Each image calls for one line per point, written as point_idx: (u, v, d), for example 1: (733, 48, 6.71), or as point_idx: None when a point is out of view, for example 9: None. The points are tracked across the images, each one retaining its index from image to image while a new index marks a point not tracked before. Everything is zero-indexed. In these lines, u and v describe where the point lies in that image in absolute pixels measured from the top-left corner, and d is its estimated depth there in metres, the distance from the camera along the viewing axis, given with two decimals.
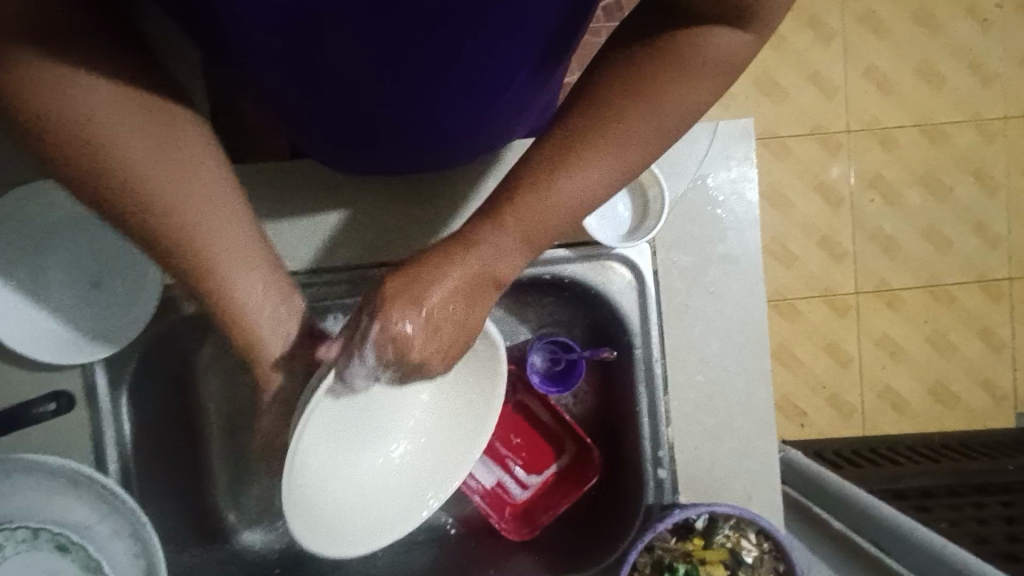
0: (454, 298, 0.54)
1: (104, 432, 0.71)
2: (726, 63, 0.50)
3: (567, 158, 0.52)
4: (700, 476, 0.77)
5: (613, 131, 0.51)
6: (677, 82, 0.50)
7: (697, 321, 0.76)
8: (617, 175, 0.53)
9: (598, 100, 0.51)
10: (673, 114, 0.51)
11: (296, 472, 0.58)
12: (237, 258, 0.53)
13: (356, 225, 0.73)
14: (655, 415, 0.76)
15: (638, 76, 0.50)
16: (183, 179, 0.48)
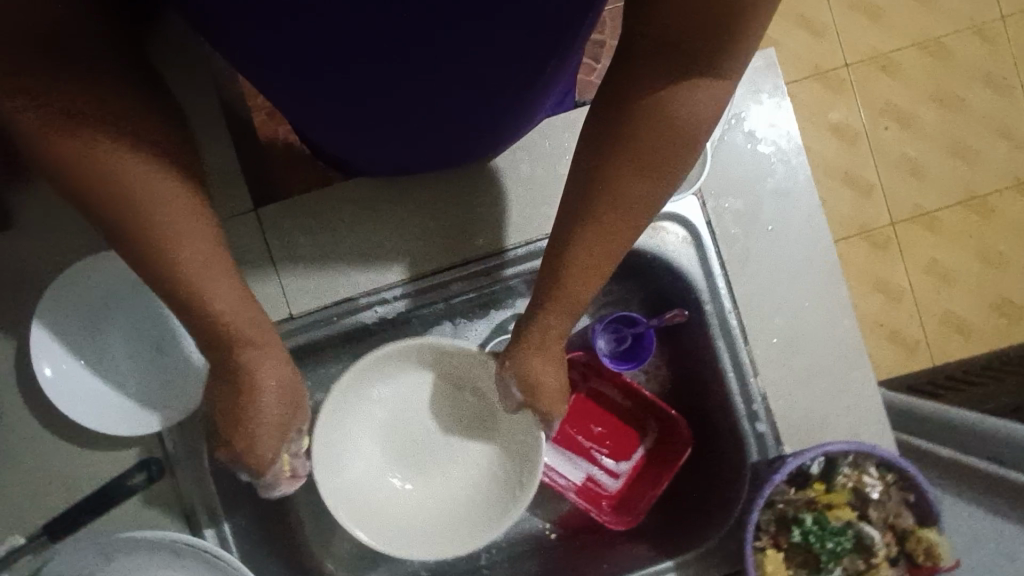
0: (543, 364, 0.63)
1: (192, 498, 0.69)
2: (714, 97, 0.49)
3: (599, 229, 0.53)
4: (801, 422, 0.73)
5: (611, 212, 0.53)
6: (676, 125, 0.49)
7: (762, 262, 0.73)
8: (632, 231, 0.55)
9: (606, 157, 0.51)
10: (662, 175, 0.52)
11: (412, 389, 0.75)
12: (213, 290, 0.51)
13: (399, 237, 0.72)
14: (740, 367, 0.73)
15: (633, 125, 0.50)
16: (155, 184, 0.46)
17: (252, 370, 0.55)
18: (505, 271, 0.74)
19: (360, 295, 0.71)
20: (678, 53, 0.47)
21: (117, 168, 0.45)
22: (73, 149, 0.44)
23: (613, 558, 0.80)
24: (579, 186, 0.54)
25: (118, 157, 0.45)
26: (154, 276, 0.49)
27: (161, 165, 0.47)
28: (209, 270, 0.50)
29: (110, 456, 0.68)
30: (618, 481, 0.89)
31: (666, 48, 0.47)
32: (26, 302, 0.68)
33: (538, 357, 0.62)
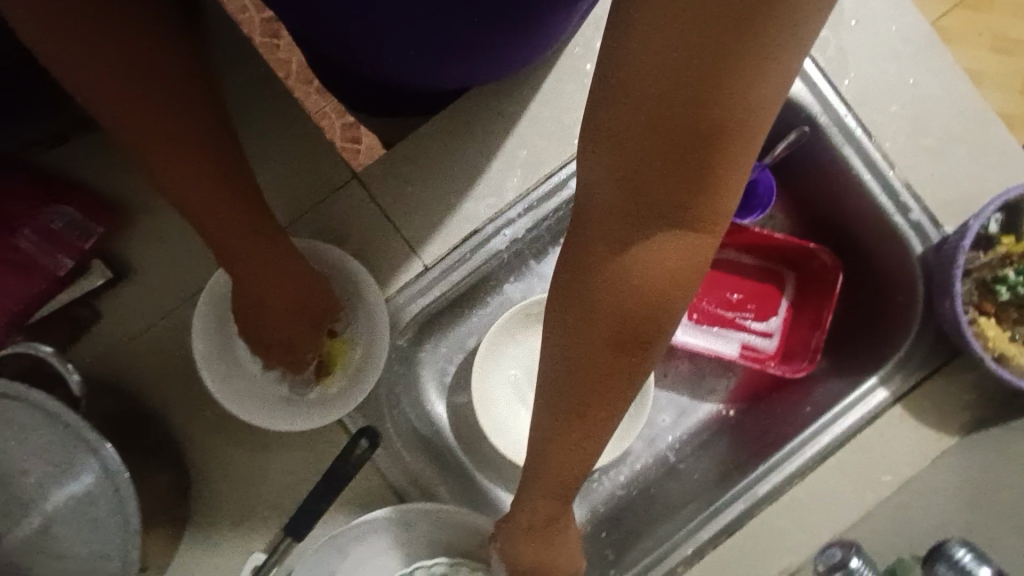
0: (529, 547, 0.55)
1: (397, 475, 0.67)
2: (683, 245, 0.39)
3: (582, 400, 0.45)
4: (953, 196, 0.71)
5: (598, 388, 0.44)
6: (642, 280, 0.40)
7: (862, 56, 0.72)
8: (616, 405, 0.46)
9: (570, 317, 0.43)
10: (648, 341, 0.43)
11: (513, 340, 0.83)
12: (231, 252, 0.56)
13: (505, 153, 0.70)
14: (876, 164, 0.71)
15: (595, 280, 0.41)
16: (188, 184, 0.52)
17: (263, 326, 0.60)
18: None
19: (485, 225, 0.69)
20: (632, 202, 0.37)
21: (174, 169, 0.51)
22: (145, 144, 0.50)
23: (806, 406, 0.79)
24: (547, 345, 0.46)
25: (168, 163, 0.51)
26: (222, 254, 0.56)
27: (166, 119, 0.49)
28: (245, 255, 0.57)
29: (308, 459, 0.65)
30: (774, 340, 0.86)
31: (622, 195, 0.37)
32: (163, 339, 0.64)
33: (524, 544, 0.55)
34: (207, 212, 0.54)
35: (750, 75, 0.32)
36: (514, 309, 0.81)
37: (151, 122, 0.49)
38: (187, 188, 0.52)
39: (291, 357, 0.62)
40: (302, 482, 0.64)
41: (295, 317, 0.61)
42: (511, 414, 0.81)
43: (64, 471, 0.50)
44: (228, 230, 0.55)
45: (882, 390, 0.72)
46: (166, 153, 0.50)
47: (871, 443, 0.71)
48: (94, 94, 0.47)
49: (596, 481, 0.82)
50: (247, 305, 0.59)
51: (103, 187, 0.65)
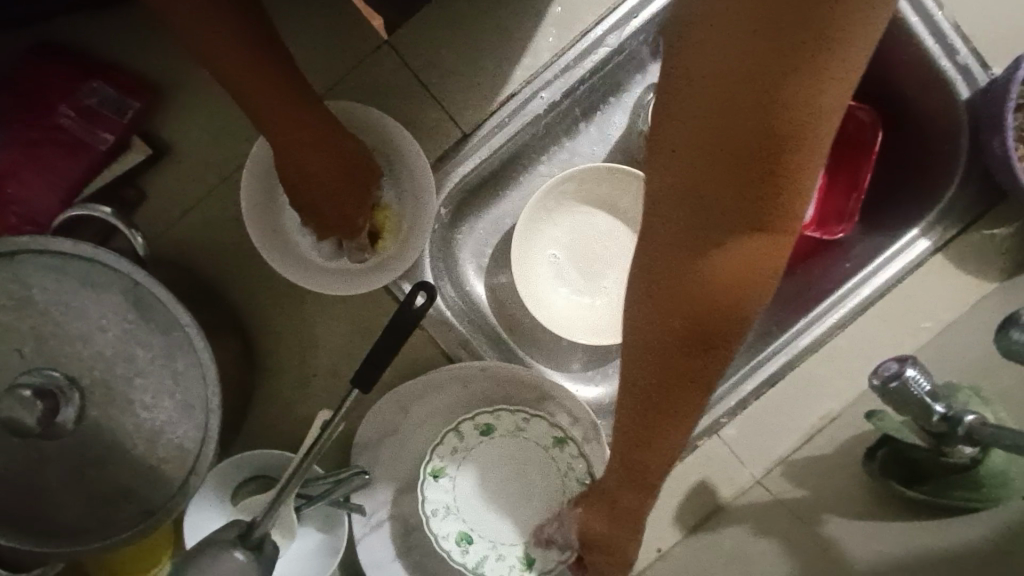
0: (596, 522, 0.54)
1: (447, 342, 0.68)
2: (756, 248, 0.39)
3: (655, 397, 0.44)
4: (1000, 35, 0.70)
5: (673, 385, 0.43)
6: (714, 276, 0.39)
7: None
8: (688, 406, 0.44)
9: (642, 318, 0.42)
10: (722, 345, 0.42)
11: (547, 219, 0.83)
12: (279, 125, 0.56)
13: (538, 11, 0.67)
14: (923, 5, 0.68)
15: (670, 275, 0.40)
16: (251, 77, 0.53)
17: (315, 197, 0.59)
18: (651, 12, 0.69)
19: (522, 88, 0.68)
20: (705, 190, 0.38)
21: (236, 64, 0.52)
22: (210, 50, 0.51)
23: (843, 265, 0.79)
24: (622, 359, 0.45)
25: (230, 57, 0.51)
26: (281, 148, 0.57)
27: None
28: (304, 143, 0.57)
29: (365, 325, 0.67)
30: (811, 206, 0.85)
31: (698, 183, 0.38)
32: (211, 216, 0.65)
33: (599, 523, 0.54)
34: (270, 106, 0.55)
35: (810, 71, 0.35)
36: (548, 186, 0.81)
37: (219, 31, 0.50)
38: (249, 81, 0.53)
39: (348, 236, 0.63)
40: (356, 350, 0.66)
41: (345, 192, 0.60)
42: (550, 292, 0.83)
43: (140, 326, 0.52)
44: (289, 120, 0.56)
45: (923, 241, 0.72)
46: (231, 49, 0.51)
47: (910, 292, 0.72)
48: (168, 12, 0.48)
49: None
50: (306, 194, 0.59)
51: (131, 64, 0.64)
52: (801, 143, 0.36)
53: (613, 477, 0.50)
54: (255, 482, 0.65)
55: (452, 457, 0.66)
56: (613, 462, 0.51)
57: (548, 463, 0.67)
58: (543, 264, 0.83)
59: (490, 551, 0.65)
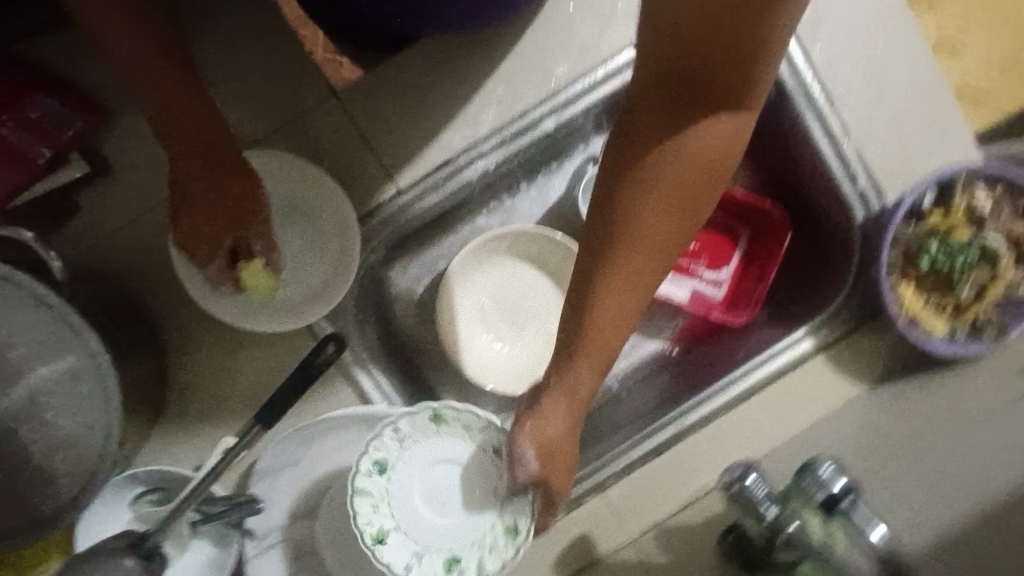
0: (534, 454, 0.60)
1: (360, 382, 0.72)
2: (716, 141, 0.49)
3: (619, 264, 0.53)
4: (900, 166, 0.76)
5: (642, 263, 0.53)
6: (688, 147, 0.50)
7: (832, 24, 0.75)
8: (638, 293, 0.55)
9: (625, 202, 0.52)
10: (688, 224, 0.53)
11: (477, 268, 0.87)
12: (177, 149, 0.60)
13: (483, 87, 0.72)
14: (831, 132, 0.76)
15: (643, 166, 0.50)
16: (162, 103, 0.58)
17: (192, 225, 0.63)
18: (589, 100, 0.74)
19: (459, 154, 0.72)
20: (663, 115, 0.49)
21: (148, 86, 0.58)
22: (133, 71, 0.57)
23: (742, 348, 0.86)
24: (588, 230, 0.55)
25: (144, 86, 0.58)
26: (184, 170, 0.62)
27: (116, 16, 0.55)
28: (201, 171, 0.61)
29: (282, 359, 0.69)
30: (723, 288, 0.92)
31: (653, 110, 0.49)
32: (144, 234, 0.67)
33: (534, 440, 0.60)
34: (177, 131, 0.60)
35: (754, 25, 0.44)
36: (481, 239, 0.85)
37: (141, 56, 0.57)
38: (160, 106, 0.59)
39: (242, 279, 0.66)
40: (269, 381, 0.69)
41: (227, 224, 0.64)
42: (472, 338, 0.87)
43: (47, 348, 0.55)
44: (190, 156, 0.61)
45: (808, 340, 0.79)
46: (150, 75, 0.57)
47: (792, 386, 0.78)
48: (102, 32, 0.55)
49: None
50: (202, 222, 0.63)
51: (84, 84, 0.66)
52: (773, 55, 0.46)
53: (558, 392, 0.59)
54: (152, 495, 0.66)
55: (393, 447, 0.66)
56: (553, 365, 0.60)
57: (489, 467, 0.67)
58: (467, 310, 0.87)
59: (480, 552, 0.65)
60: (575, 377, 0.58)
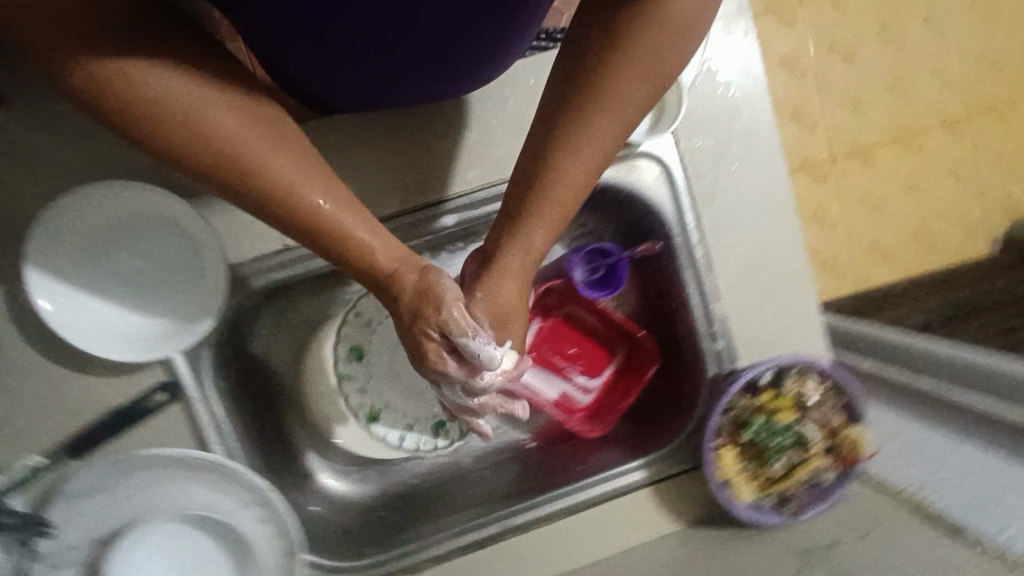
0: (485, 309, 0.60)
1: (200, 424, 0.72)
2: (639, 86, 0.55)
3: (543, 216, 0.59)
4: (755, 339, 0.82)
5: (562, 172, 0.58)
6: (618, 90, 0.55)
7: (728, 199, 0.81)
8: (561, 208, 0.60)
9: (562, 139, 0.57)
10: (606, 149, 0.58)
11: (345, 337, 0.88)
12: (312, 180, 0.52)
13: (397, 175, 0.77)
14: (702, 293, 0.82)
15: (587, 110, 0.56)
16: (258, 143, 0.49)
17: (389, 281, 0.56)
18: (491, 208, 0.79)
19: None
20: (598, 51, 0.54)
21: (236, 134, 0.48)
22: (219, 115, 0.47)
23: (587, 461, 0.90)
24: (525, 159, 0.61)
25: (265, 143, 0.49)
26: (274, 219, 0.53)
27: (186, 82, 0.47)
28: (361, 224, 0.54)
29: (122, 383, 0.70)
30: (589, 396, 0.96)
31: (596, 33, 0.54)
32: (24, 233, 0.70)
33: (485, 307, 0.60)
34: (267, 183, 0.50)
35: None
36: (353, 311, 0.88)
37: (209, 101, 0.47)
38: (254, 152, 0.49)
39: (436, 353, 0.57)
40: (107, 399, 0.70)
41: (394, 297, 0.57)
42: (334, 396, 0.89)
43: None
44: (318, 208, 0.52)
45: (640, 472, 0.84)
46: (226, 114, 0.48)
47: (617, 511, 0.82)
48: (137, 79, 0.45)
49: (398, 467, 0.93)
50: (364, 244, 0.55)
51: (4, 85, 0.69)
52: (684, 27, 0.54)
53: (482, 305, 0.60)
54: None
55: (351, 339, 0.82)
56: (477, 266, 0.63)
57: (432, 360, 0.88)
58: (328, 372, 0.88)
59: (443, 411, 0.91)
60: (500, 291, 0.61)
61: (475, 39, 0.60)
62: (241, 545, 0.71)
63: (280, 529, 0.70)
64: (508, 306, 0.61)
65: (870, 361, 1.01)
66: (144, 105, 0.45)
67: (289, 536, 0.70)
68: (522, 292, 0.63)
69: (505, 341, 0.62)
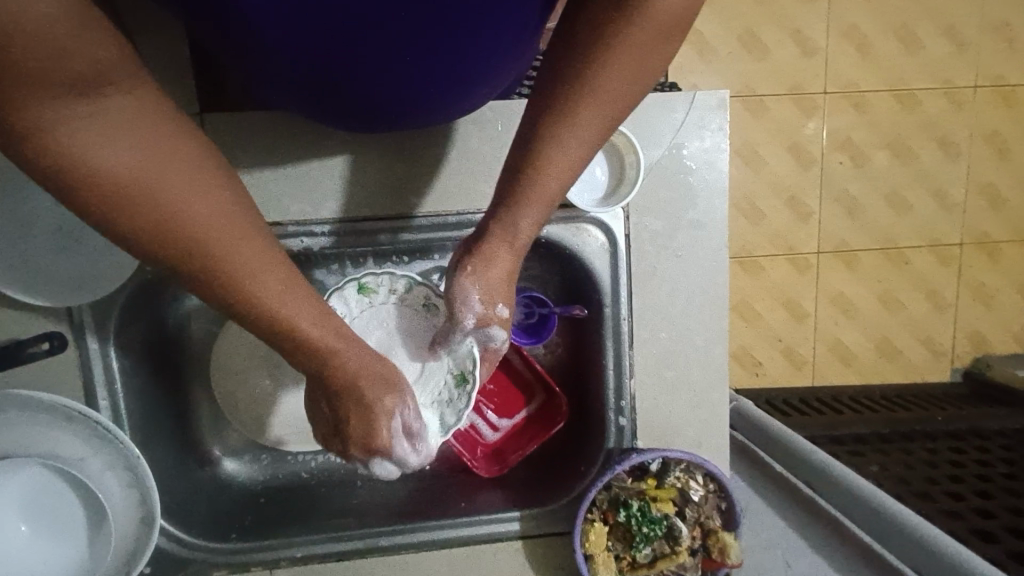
0: (471, 278, 0.60)
1: (93, 372, 0.75)
2: (624, 79, 0.55)
3: (529, 203, 0.59)
4: (656, 423, 0.83)
5: (548, 158, 0.57)
6: (603, 83, 0.54)
7: (664, 283, 0.81)
8: (547, 194, 0.60)
9: (549, 131, 0.57)
10: (591, 141, 0.57)
11: None
12: (261, 271, 0.48)
13: (346, 183, 0.78)
14: (619, 367, 0.82)
15: (570, 108, 0.55)
16: (193, 199, 0.44)
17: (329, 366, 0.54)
18: (432, 235, 0.80)
19: (289, 223, 0.78)
20: (584, 49, 0.54)
21: (168, 199, 0.43)
22: (148, 175, 0.42)
23: (470, 498, 0.89)
24: (514, 150, 0.61)
25: (216, 225, 0.45)
26: (191, 277, 0.47)
27: (140, 147, 0.42)
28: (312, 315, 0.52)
29: (20, 322, 0.74)
30: (497, 434, 0.96)
31: (581, 32, 0.54)
32: None
33: (470, 277, 0.60)
34: (192, 242, 0.44)
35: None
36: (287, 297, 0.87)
37: (139, 155, 0.41)
38: (187, 216, 0.44)
39: (361, 424, 0.57)
40: (14, 332, 0.74)
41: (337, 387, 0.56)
42: (244, 372, 0.89)
43: None
44: (243, 267, 0.47)
45: (513, 524, 0.83)
46: (157, 172, 0.42)
47: (479, 555, 0.83)
48: (53, 133, 0.38)
49: (292, 457, 0.94)
50: (310, 346, 0.53)
51: None
52: (666, 31, 0.53)
53: (467, 281, 0.60)
54: None
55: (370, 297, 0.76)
56: (462, 247, 0.62)
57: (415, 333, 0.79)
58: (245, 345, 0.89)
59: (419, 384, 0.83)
60: (489, 275, 0.60)
61: (439, 66, 0.64)
62: (98, 508, 0.73)
63: (141, 496, 0.73)
64: (495, 292, 0.61)
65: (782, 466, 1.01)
66: (64, 159, 0.39)
67: (148, 505, 0.73)
68: (508, 274, 0.62)
69: (487, 316, 0.62)
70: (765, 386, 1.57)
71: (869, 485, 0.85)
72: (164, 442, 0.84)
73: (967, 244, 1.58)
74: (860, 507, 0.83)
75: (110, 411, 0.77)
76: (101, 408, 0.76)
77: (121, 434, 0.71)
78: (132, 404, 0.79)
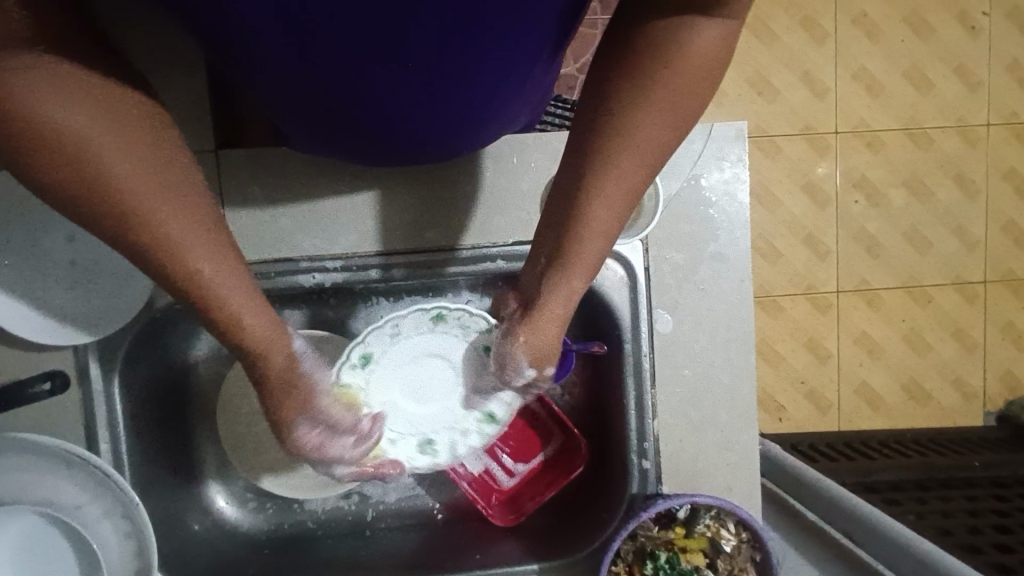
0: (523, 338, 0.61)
1: (95, 414, 0.73)
2: (661, 135, 0.54)
3: (569, 265, 0.58)
4: (683, 467, 0.79)
5: (595, 220, 0.56)
6: (643, 140, 0.53)
7: (686, 316, 0.78)
8: (588, 259, 0.58)
9: (591, 192, 0.55)
10: (632, 197, 0.56)
11: None
12: (188, 233, 0.46)
13: (359, 218, 0.77)
14: (642, 407, 0.78)
15: (608, 163, 0.54)
16: (108, 149, 0.42)
17: (257, 334, 0.51)
18: (448, 269, 0.79)
19: (302, 259, 0.76)
20: (621, 97, 0.53)
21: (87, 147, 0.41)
22: (67, 126, 0.41)
23: (484, 551, 0.83)
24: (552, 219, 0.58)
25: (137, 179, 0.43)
26: (121, 246, 0.45)
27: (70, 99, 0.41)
28: (232, 287, 0.49)
29: (22, 362, 0.72)
30: (513, 480, 0.90)
31: (616, 85, 0.53)
32: None
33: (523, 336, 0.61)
34: (110, 202, 0.43)
35: (674, 35, 0.51)
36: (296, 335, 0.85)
37: (104, 134, 0.42)
38: (145, 197, 0.43)
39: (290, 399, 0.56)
40: (15, 372, 0.72)
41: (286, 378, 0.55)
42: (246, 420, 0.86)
43: None
44: (170, 238, 0.45)
45: None
46: (76, 114, 0.41)
47: None
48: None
49: (298, 505, 0.89)
50: (230, 319, 0.50)
51: None
52: (699, 81, 0.53)
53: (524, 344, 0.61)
54: None
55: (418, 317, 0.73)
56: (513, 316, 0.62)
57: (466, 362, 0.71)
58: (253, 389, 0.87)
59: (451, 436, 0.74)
60: (540, 338, 0.61)
61: (453, 103, 0.64)
62: (90, 559, 0.69)
63: (138, 548, 0.69)
64: (544, 348, 0.62)
65: (818, 515, 0.95)
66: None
67: (144, 558, 0.69)
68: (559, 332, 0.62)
69: (536, 374, 0.64)
70: (790, 431, 1.51)
71: (919, 537, 0.79)
72: (166, 489, 0.80)
73: (992, 282, 1.53)
74: (903, 557, 0.77)
75: (111, 455, 0.74)
76: (102, 452, 0.73)
77: (121, 481, 0.68)
78: (134, 448, 0.76)
